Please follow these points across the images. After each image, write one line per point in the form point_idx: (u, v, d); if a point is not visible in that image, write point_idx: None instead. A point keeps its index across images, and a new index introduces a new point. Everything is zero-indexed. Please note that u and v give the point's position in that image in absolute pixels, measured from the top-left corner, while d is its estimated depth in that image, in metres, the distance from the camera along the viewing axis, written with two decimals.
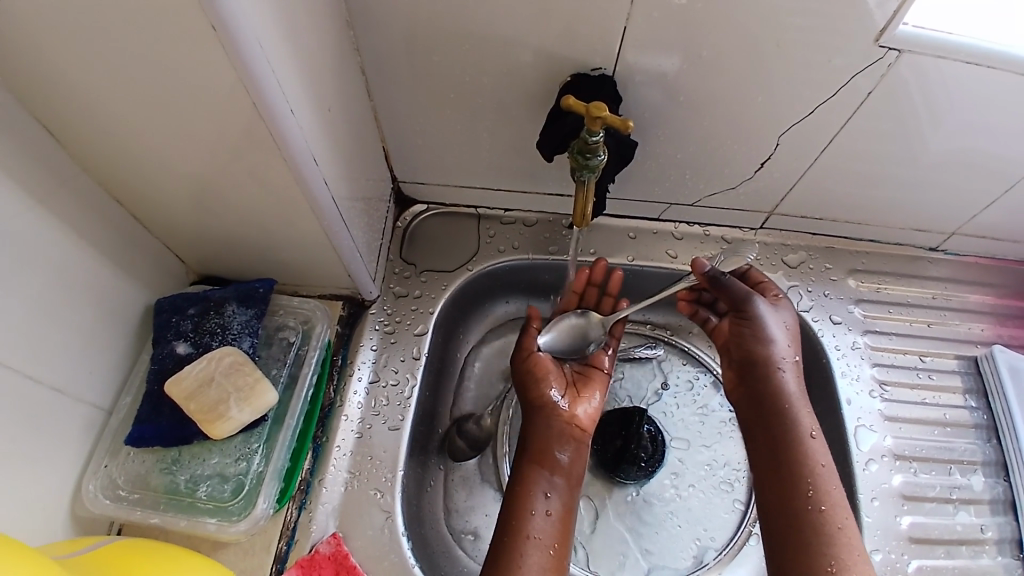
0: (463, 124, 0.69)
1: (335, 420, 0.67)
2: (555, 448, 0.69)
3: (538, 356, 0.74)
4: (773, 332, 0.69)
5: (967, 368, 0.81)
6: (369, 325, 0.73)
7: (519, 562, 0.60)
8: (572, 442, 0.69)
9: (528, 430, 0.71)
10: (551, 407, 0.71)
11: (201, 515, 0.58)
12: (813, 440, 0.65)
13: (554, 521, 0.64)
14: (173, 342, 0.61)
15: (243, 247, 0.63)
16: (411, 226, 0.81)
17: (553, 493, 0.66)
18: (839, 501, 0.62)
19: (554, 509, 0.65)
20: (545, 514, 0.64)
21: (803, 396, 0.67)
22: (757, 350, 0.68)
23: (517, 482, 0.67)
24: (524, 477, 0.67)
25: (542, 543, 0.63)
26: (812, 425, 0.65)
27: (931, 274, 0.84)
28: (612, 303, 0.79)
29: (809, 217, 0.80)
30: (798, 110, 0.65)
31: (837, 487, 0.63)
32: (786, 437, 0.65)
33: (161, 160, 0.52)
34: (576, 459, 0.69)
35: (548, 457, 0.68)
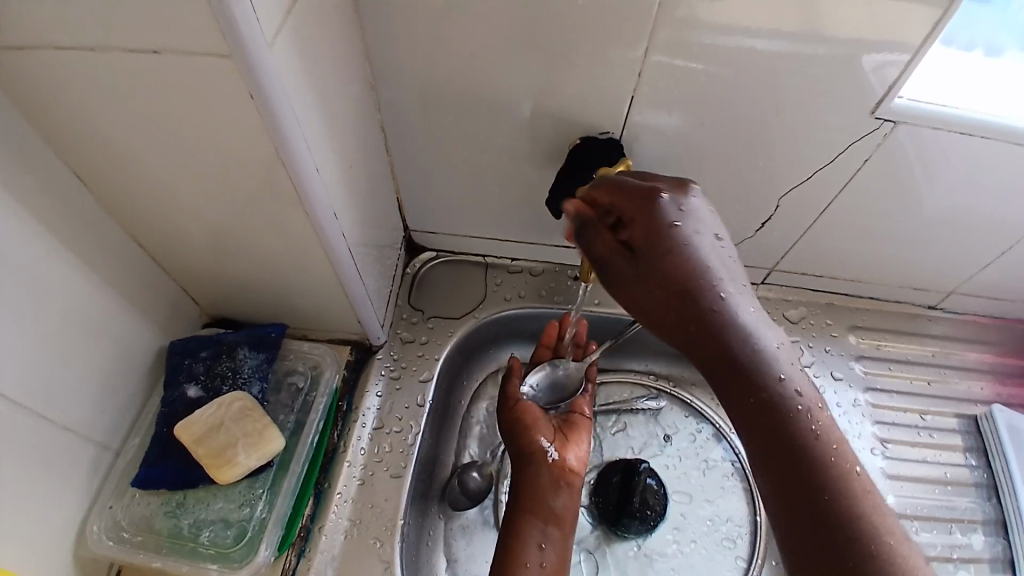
0: (476, 178, 0.71)
1: (338, 466, 0.67)
2: (546, 496, 0.69)
3: (523, 405, 0.75)
4: (661, 288, 0.51)
5: (967, 428, 0.82)
6: (376, 370, 0.73)
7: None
8: (564, 489, 0.69)
9: (518, 477, 0.71)
10: (537, 451, 0.71)
11: (203, 561, 0.58)
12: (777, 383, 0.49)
13: (547, 573, 0.64)
14: (184, 385, 0.62)
15: (258, 291, 0.64)
16: (420, 273, 0.83)
17: (546, 541, 0.66)
18: (829, 464, 0.47)
19: (547, 559, 0.65)
20: (537, 566, 0.64)
21: (747, 348, 0.49)
22: (664, 316, 0.52)
23: (512, 534, 0.66)
24: (518, 526, 0.67)
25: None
26: (769, 367, 0.49)
27: (931, 332, 0.85)
28: (584, 352, 0.80)
29: (810, 274, 0.82)
30: (797, 171, 0.67)
31: (818, 437, 0.48)
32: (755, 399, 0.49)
33: (188, 209, 0.54)
34: (569, 506, 0.69)
35: (542, 506, 0.68)
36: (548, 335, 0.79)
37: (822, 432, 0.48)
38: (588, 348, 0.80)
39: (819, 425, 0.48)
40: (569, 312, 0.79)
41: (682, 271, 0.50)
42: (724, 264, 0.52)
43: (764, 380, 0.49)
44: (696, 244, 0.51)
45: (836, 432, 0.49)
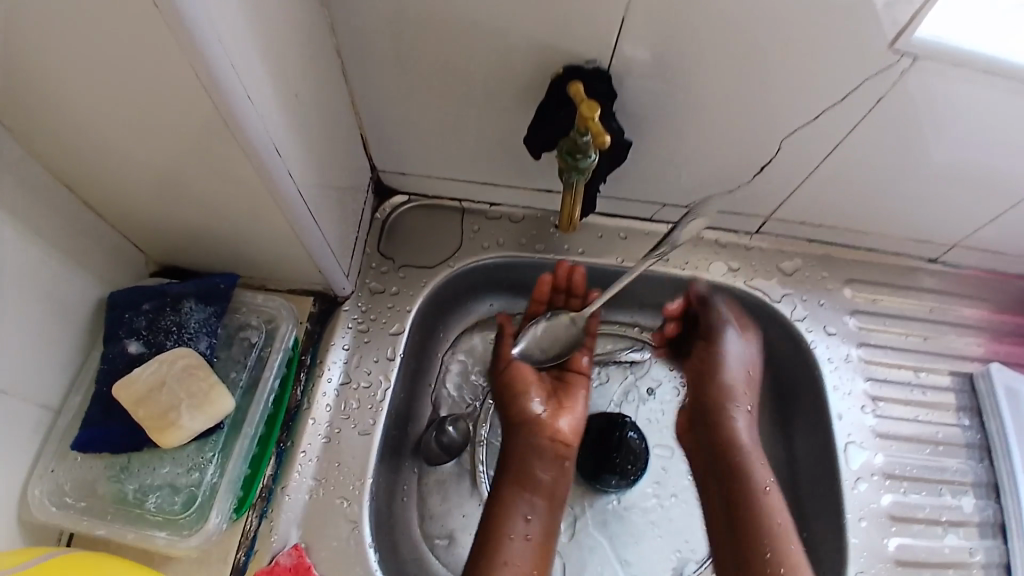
0: (448, 116, 0.64)
1: (301, 424, 0.63)
2: (533, 469, 0.69)
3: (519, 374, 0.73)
4: (729, 366, 0.76)
5: (961, 387, 0.79)
6: (342, 323, 0.69)
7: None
8: (551, 463, 0.70)
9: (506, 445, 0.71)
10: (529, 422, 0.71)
11: (151, 528, 0.54)
12: (767, 493, 0.72)
13: (532, 546, 0.67)
14: (124, 339, 0.57)
15: (206, 238, 0.58)
16: (390, 219, 0.77)
17: (531, 514, 0.68)
18: (783, 537, 0.69)
19: (534, 532, 0.67)
20: (523, 540, 0.66)
21: (758, 478, 0.73)
22: (712, 392, 0.77)
23: (496, 504, 0.68)
24: (503, 499, 0.68)
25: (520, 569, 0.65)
26: (765, 479, 0.73)
27: (928, 287, 0.81)
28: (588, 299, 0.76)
29: (808, 223, 0.77)
30: (801, 113, 0.61)
31: (786, 534, 0.69)
32: (749, 486, 0.72)
33: (114, 143, 0.47)
34: (558, 480, 0.69)
35: (530, 479, 0.68)
36: (540, 288, 0.74)
37: (785, 528, 0.70)
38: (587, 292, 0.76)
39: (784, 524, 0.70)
40: (563, 262, 0.74)
41: (728, 394, 0.76)
42: (749, 391, 0.77)
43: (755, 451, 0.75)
44: (755, 384, 0.78)
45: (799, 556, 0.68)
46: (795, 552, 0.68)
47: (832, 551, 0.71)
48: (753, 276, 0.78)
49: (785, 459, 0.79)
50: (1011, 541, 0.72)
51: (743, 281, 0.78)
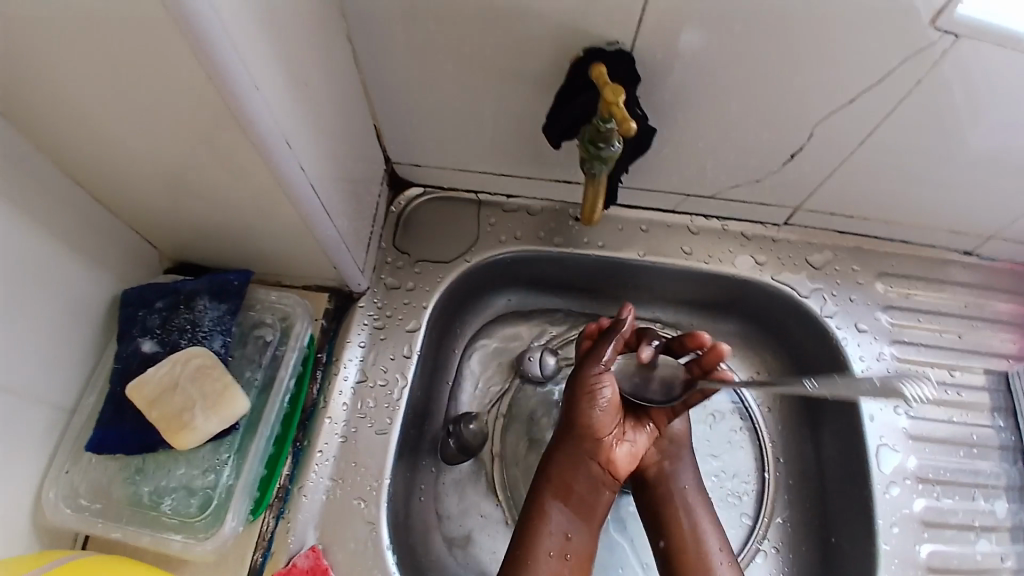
0: (464, 105, 0.62)
1: (318, 423, 0.62)
2: (582, 485, 0.62)
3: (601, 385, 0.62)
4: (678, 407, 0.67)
5: (996, 386, 0.76)
6: (358, 320, 0.67)
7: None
8: (600, 487, 0.63)
9: (555, 450, 0.63)
10: (592, 439, 0.62)
11: (166, 531, 0.54)
12: (693, 505, 0.66)
13: (569, 566, 0.60)
14: (138, 338, 0.56)
15: (218, 234, 0.57)
16: (406, 212, 0.75)
17: (571, 532, 0.62)
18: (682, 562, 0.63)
19: (571, 551, 0.61)
20: (560, 558, 0.60)
21: (681, 497, 0.66)
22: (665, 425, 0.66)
23: (540, 514, 0.61)
24: (538, 505, 0.62)
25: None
26: (695, 496, 0.66)
27: (962, 281, 0.78)
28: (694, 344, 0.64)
29: (838, 214, 0.74)
30: (835, 99, 0.58)
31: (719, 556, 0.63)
32: (677, 500, 0.66)
33: (125, 139, 0.46)
34: (599, 500, 0.63)
35: (571, 493, 0.62)
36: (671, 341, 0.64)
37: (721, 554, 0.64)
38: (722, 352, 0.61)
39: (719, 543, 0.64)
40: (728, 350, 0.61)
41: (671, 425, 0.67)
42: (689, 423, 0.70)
43: (680, 481, 0.66)
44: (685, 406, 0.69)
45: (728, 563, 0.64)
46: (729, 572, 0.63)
47: (860, 558, 0.68)
48: (780, 270, 0.76)
49: (812, 460, 0.76)
50: None
51: (770, 276, 0.76)
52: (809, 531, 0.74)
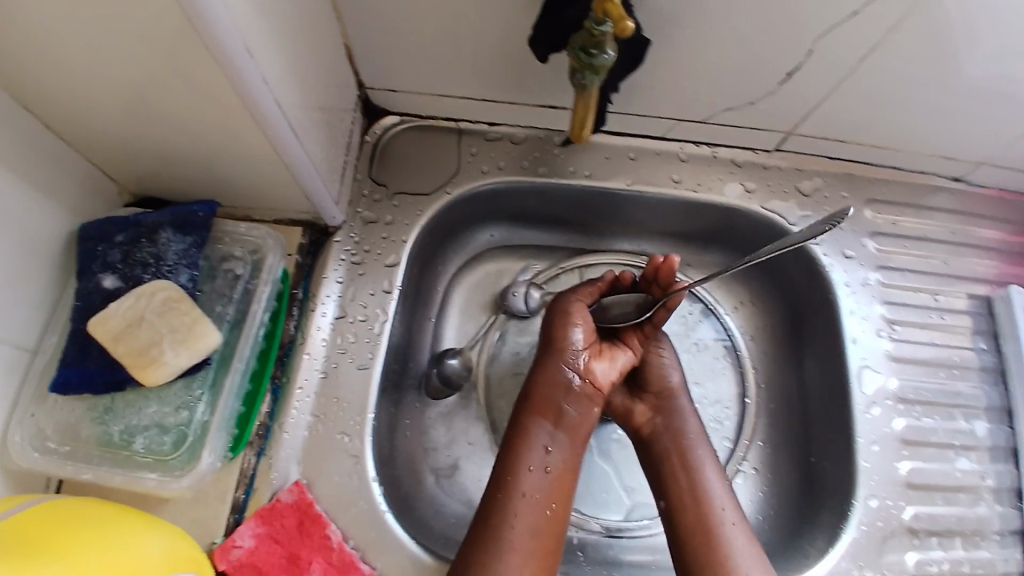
0: (441, 20, 0.58)
1: (296, 359, 0.61)
2: (562, 401, 0.62)
3: (574, 312, 0.65)
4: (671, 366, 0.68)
5: (979, 309, 0.75)
6: (334, 255, 0.65)
7: (511, 519, 0.56)
8: (584, 402, 0.62)
9: (539, 369, 0.63)
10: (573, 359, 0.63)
11: (141, 469, 0.52)
12: (700, 464, 0.63)
13: (551, 479, 0.59)
14: (99, 274, 0.53)
15: (178, 162, 0.53)
16: (382, 141, 0.71)
17: (554, 448, 0.60)
18: (684, 520, 0.60)
19: (552, 465, 0.60)
20: (541, 472, 0.59)
21: (685, 456, 0.63)
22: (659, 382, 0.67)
23: (523, 433, 0.61)
24: (520, 421, 0.61)
25: (537, 502, 0.58)
26: (702, 455, 0.63)
27: (951, 208, 0.77)
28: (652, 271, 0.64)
29: (830, 139, 0.71)
30: (837, 9, 0.54)
31: (724, 514, 0.60)
32: (681, 458, 0.63)
33: (64, 50, 0.41)
34: (583, 418, 0.62)
35: (552, 406, 0.61)
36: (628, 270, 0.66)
37: (728, 512, 0.60)
38: (670, 265, 0.62)
39: (724, 504, 0.60)
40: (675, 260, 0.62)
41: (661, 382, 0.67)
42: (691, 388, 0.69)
43: (681, 440, 0.64)
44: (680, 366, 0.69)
45: (737, 522, 0.59)
46: (735, 532, 0.58)
47: (839, 476, 0.69)
48: (769, 198, 0.74)
49: (796, 387, 0.77)
50: None
51: (758, 204, 0.74)
52: (789, 452, 0.75)
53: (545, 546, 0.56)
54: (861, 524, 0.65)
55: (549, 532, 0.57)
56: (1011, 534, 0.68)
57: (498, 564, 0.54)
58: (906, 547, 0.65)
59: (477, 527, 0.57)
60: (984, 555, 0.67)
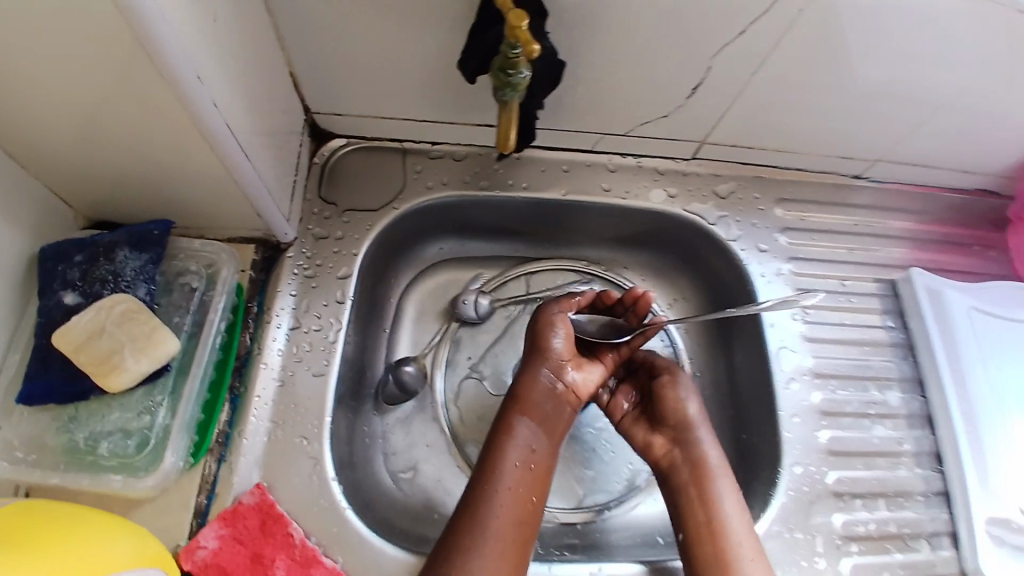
0: (380, 48, 0.63)
1: (254, 369, 0.64)
2: (544, 401, 0.67)
3: (557, 320, 0.68)
4: (687, 397, 0.71)
5: (885, 292, 0.83)
6: (287, 270, 0.69)
7: (495, 510, 0.61)
8: (562, 405, 0.67)
9: (523, 374, 0.68)
10: (558, 365, 0.68)
11: (106, 473, 0.54)
12: (722, 500, 0.65)
13: (533, 474, 0.64)
14: (59, 291, 0.56)
15: (135, 185, 0.57)
16: (329, 162, 0.76)
17: (537, 445, 0.65)
18: (702, 554, 0.63)
19: (535, 461, 0.64)
20: (524, 468, 0.63)
21: (707, 492, 0.66)
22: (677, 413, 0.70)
23: (508, 430, 0.65)
24: (503, 418, 0.66)
25: (521, 495, 0.62)
26: (725, 491, 0.66)
27: (854, 203, 0.86)
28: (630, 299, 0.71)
29: (738, 146, 0.80)
30: (727, 29, 0.62)
31: (740, 546, 0.63)
32: (702, 493, 0.66)
33: (27, 78, 0.45)
34: (557, 416, 0.67)
35: (534, 406, 0.66)
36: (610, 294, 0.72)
37: (743, 545, 0.63)
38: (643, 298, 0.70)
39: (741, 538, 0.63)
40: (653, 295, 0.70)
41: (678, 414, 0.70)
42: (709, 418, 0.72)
43: (703, 474, 0.67)
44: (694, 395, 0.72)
45: (752, 555, 0.63)
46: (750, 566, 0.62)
47: (769, 448, 0.75)
48: (689, 201, 0.81)
49: (726, 378, 0.83)
50: (938, 430, 0.77)
51: (680, 207, 0.81)
52: (725, 432, 0.81)
53: (523, 535, 0.61)
54: (789, 489, 0.72)
55: (526, 519, 0.62)
56: (935, 495, 0.75)
57: (479, 550, 0.58)
58: (833, 509, 0.72)
59: (456, 517, 0.61)
60: (909, 514, 0.73)
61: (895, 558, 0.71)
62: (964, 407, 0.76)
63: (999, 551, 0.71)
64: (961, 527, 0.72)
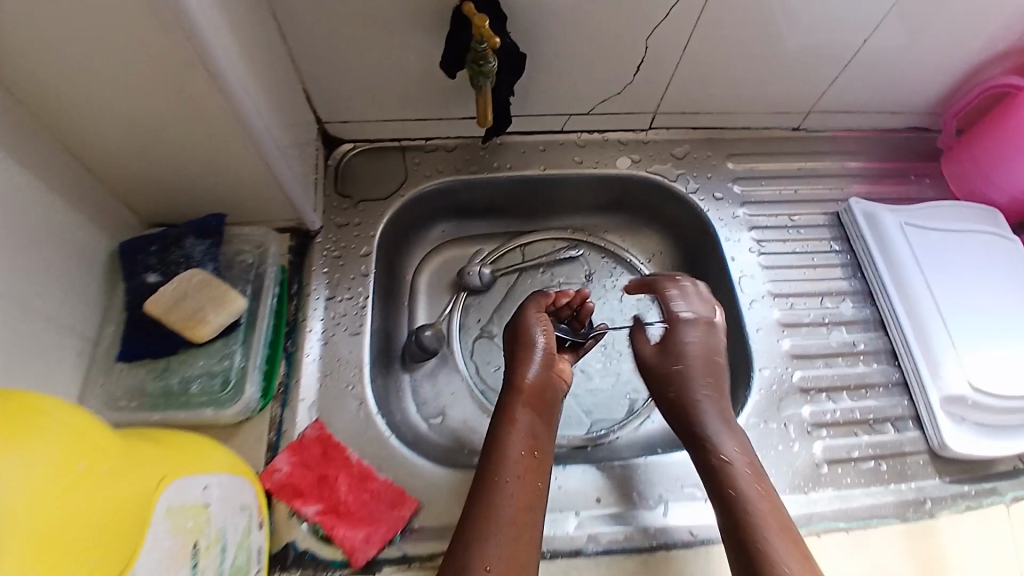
0: (376, 63, 0.78)
1: (302, 333, 0.77)
2: (537, 391, 0.73)
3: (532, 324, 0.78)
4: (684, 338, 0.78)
5: (831, 222, 0.96)
6: (318, 253, 0.82)
7: (506, 494, 0.64)
8: (550, 394, 0.74)
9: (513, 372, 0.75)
10: (545, 360, 0.75)
11: (199, 406, 0.68)
12: (739, 474, 0.67)
13: (536, 459, 0.68)
14: (143, 274, 0.70)
15: (191, 191, 0.71)
16: (341, 163, 0.90)
17: (537, 432, 0.70)
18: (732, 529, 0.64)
19: (537, 447, 0.69)
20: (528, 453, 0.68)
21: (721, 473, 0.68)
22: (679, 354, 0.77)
23: (510, 420, 0.70)
24: (504, 409, 0.72)
25: (529, 479, 0.66)
26: (742, 468, 0.68)
27: (797, 150, 0.99)
28: (576, 300, 0.84)
29: (686, 112, 0.93)
30: (654, 17, 0.76)
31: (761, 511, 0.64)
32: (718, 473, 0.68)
33: (109, 104, 0.58)
34: (548, 401, 0.73)
35: (529, 396, 0.72)
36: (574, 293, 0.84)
37: (766, 513, 0.64)
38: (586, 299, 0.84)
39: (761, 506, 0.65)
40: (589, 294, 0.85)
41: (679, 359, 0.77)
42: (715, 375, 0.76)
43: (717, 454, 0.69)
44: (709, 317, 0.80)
45: (778, 522, 0.64)
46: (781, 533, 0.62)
47: (744, 362, 0.88)
48: (651, 163, 0.95)
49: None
50: (889, 329, 0.88)
51: (644, 169, 0.94)
52: None
53: (532, 517, 0.64)
54: (761, 388, 0.84)
55: (535, 502, 0.65)
56: (895, 386, 0.85)
57: (495, 536, 0.61)
58: (801, 402, 0.83)
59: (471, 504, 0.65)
60: (871, 402, 0.84)
61: (862, 439, 0.82)
62: (909, 310, 0.86)
63: (961, 430, 0.80)
64: (921, 410, 0.83)
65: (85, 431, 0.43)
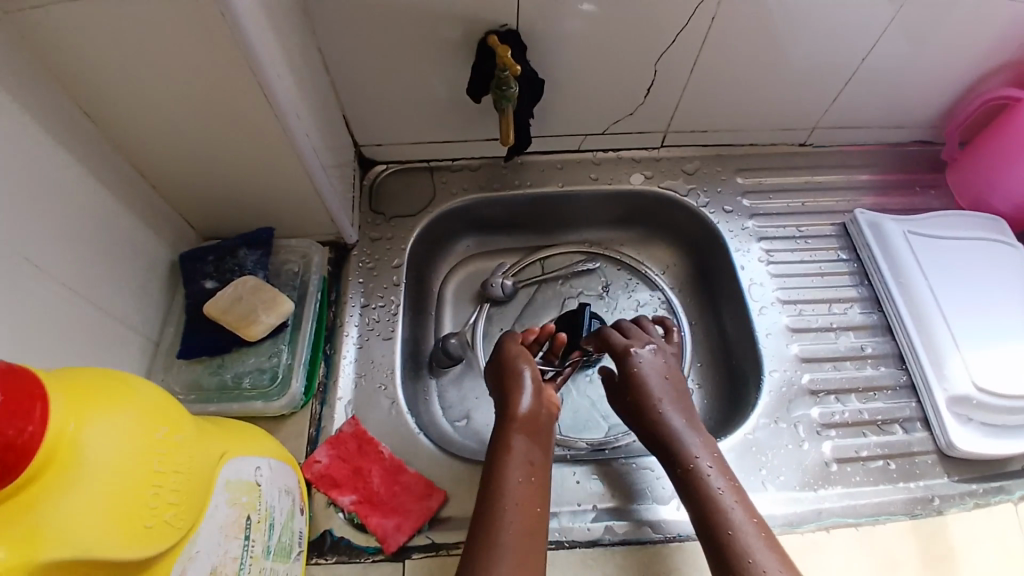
0: (408, 90, 0.86)
1: (339, 338, 0.83)
2: (530, 418, 0.74)
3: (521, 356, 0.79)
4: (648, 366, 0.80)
5: (839, 233, 1.00)
6: (353, 265, 0.89)
7: (509, 520, 0.64)
8: (542, 419, 0.75)
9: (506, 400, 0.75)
10: (536, 387, 0.76)
11: (250, 399, 0.75)
12: (722, 495, 0.69)
13: (535, 484, 0.69)
14: (201, 280, 0.78)
15: (242, 206, 0.79)
16: (375, 183, 0.97)
17: (534, 458, 0.71)
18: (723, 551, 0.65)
19: (535, 472, 0.70)
20: (527, 480, 0.68)
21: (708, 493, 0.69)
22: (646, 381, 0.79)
23: (506, 449, 0.71)
24: (500, 436, 0.72)
25: (529, 506, 0.66)
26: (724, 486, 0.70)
27: (804, 165, 1.04)
28: (542, 337, 0.86)
29: (696, 130, 0.99)
30: (662, 43, 0.83)
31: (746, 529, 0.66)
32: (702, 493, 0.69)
33: (178, 130, 0.66)
34: (540, 427, 0.74)
35: (524, 422, 0.73)
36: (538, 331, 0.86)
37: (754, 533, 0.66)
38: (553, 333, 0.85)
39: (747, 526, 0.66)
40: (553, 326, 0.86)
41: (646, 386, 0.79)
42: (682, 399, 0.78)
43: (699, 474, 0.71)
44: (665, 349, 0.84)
45: (768, 542, 0.65)
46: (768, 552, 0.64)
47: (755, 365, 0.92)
48: (662, 179, 1.01)
49: (720, 336, 1.00)
50: (896, 333, 0.91)
51: (656, 185, 1.00)
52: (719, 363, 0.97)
53: (535, 541, 0.65)
54: (772, 390, 0.87)
55: (538, 528, 0.66)
56: (903, 388, 0.88)
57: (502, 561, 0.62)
58: (809, 404, 0.87)
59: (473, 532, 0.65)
60: (879, 404, 0.87)
61: (871, 439, 0.85)
62: (914, 314, 0.90)
63: (967, 430, 0.83)
64: (928, 411, 0.85)
65: (165, 407, 0.49)
